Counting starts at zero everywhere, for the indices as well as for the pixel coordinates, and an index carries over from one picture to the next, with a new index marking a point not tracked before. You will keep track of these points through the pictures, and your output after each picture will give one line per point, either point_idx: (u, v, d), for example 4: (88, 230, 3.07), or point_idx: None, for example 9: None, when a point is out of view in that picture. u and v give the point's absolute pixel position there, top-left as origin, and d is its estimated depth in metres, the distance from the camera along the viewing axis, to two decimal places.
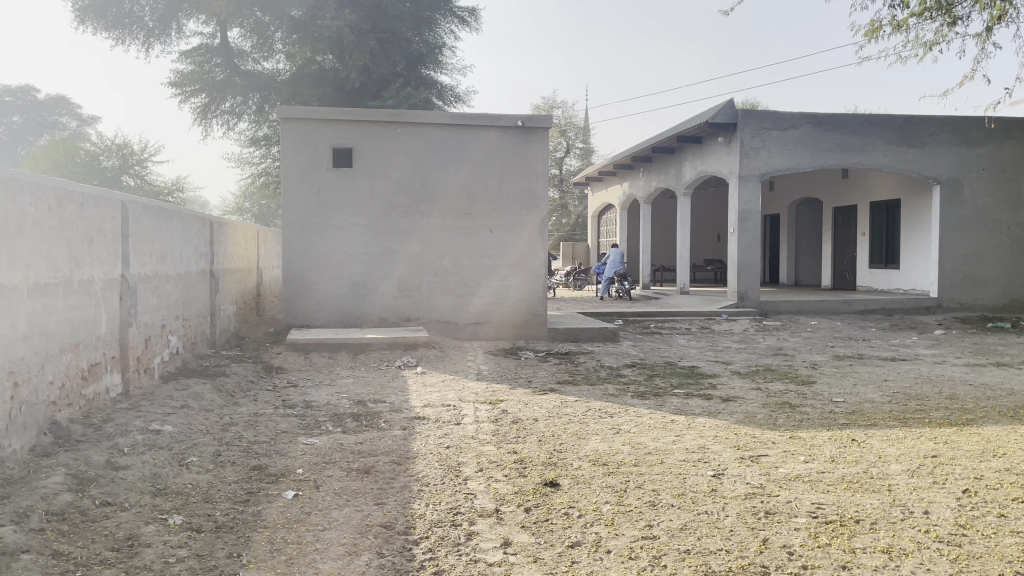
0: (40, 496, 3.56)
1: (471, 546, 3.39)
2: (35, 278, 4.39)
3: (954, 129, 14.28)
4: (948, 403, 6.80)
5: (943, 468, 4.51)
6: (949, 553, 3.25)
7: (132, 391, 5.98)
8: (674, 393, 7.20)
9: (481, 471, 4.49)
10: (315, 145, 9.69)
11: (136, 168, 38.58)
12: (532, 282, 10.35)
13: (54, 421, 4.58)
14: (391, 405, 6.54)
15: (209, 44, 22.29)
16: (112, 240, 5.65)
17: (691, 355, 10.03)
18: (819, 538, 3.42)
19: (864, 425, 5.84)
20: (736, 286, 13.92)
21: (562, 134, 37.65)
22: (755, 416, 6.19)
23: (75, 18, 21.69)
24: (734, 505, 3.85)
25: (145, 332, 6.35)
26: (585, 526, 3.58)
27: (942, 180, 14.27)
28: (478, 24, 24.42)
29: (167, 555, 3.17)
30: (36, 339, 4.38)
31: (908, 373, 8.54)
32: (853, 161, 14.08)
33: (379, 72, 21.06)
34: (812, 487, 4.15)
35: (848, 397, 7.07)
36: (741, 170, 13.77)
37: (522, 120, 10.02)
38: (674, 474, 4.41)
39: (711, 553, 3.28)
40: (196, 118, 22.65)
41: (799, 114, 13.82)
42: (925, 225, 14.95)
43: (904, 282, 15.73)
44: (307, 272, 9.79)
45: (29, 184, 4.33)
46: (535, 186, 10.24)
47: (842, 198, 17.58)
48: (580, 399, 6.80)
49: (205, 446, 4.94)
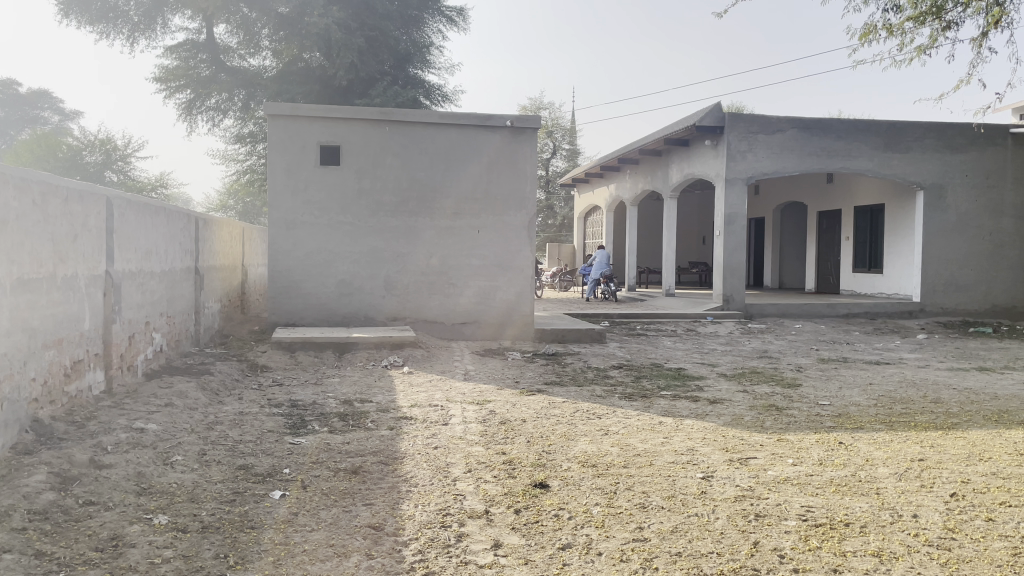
0: (21, 495, 3.50)
1: (461, 547, 3.37)
2: (18, 273, 4.32)
3: (939, 135, 14.41)
4: (933, 406, 6.86)
5: (929, 471, 4.53)
6: (939, 557, 3.26)
7: (116, 389, 5.90)
8: (662, 395, 7.21)
9: (469, 472, 4.46)
10: (302, 141, 9.62)
11: (119, 164, 38.30)
12: (520, 282, 10.33)
13: (36, 419, 4.51)
14: (377, 404, 6.49)
15: (195, 40, 22.17)
16: (97, 235, 5.58)
17: (677, 356, 10.04)
18: (810, 541, 3.42)
19: (851, 427, 5.87)
20: (721, 288, 13.96)
21: (548, 135, 37.70)
22: (743, 418, 6.21)
23: (59, 12, 21.49)
24: (725, 507, 3.85)
25: (128, 329, 6.27)
26: (575, 528, 3.57)
27: (926, 186, 14.39)
28: (466, 23, 24.37)
29: (153, 556, 3.12)
30: (19, 335, 4.32)
31: (893, 376, 8.62)
32: (840, 166, 14.16)
33: (366, 70, 20.97)
34: (801, 490, 4.15)
35: (834, 400, 7.13)
36: (728, 173, 13.80)
37: (510, 120, 9.99)
38: (664, 475, 4.40)
39: (702, 556, 3.27)
40: (181, 114, 22.48)
41: (785, 118, 13.89)
42: (909, 230, 15.07)
43: (887, 286, 15.84)
44: (293, 270, 9.72)
45: (13, 177, 4.25)
46: (524, 186, 10.23)
47: (827, 202, 17.67)
48: (568, 400, 6.79)
49: (190, 445, 4.88)
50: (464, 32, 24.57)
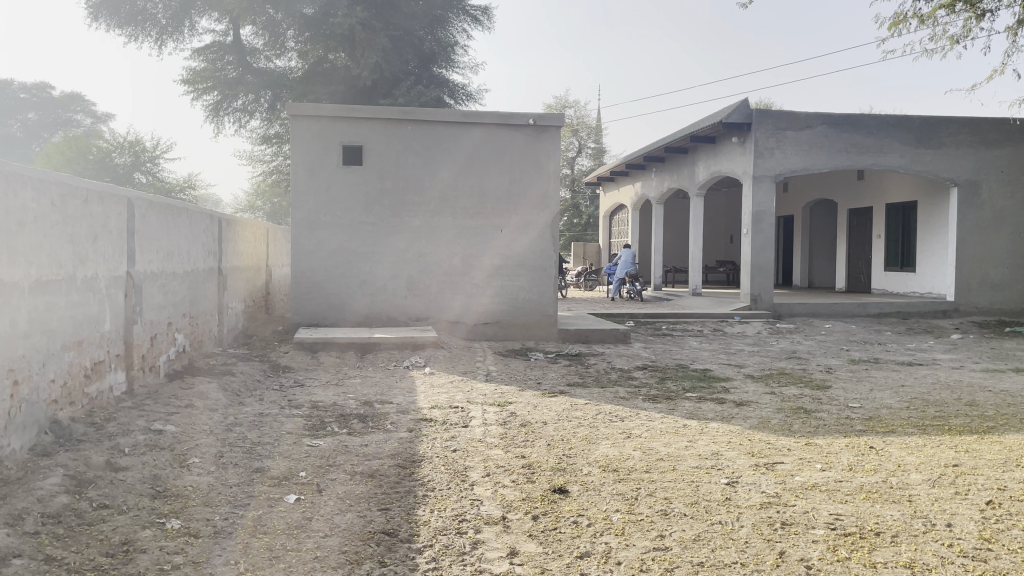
0: (35, 498, 3.47)
1: (476, 556, 3.28)
2: (36, 275, 4.31)
3: (973, 130, 14.09)
4: (967, 409, 6.65)
5: (965, 478, 4.37)
6: (974, 569, 3.12)
7: (136, 390, 5.91)
8: (686, 397, 7.07)
9: (488, 476, 4.38)
10: (324, 142, 9.60)
11: (149, 165, 38.62)
12: (543, 282, 10.22)
13: (55, 419, 4.50)
14: (398, 406, 6.44)
15: (221, 41, 22.39)
16: (118, 236, 5.57)
17: (703, 357, 9.89)
18: (838, 551, 3.29)
19: (883, 431, 5.70)
20: (749, 288, 13.75)
21: (574, 134, 37.64)
22: (770, 421, 6.07)
23: (88, 15, 21.79)
24: (749, 515, 3.73)
25: (150, 329, 6.28)
26: (594, 536, 3.47)
27: (960, 182, 14.08)
28: (490, 22, 24.25)
29: (163, 563, 3.07)
30: (37, 337, 4.30)
31: (926, 378, 8.40)
32: (871, 163, 13.88)
33: (391, 70, 20.99)
34: (830, 496, 4.02)
35: (865, 402, 6.92)
36: (755, 170, 13.59)
37: (533, 118, 9.88)
38: (687, 481, 4.28)
39: (725, 566, 3.16)
40: (208, 115, 22.68)
41: (814, 114, 13.65)
42: (942, 228, 14.73)
43: (919, 284, 15.52)
44: (316, 270, 9.71)
45: (32, 178, 4.23)
46: (548, 186, 10.12)
47: (858, 199, 17.34)
48: (590, 402, 6.68)
49: (207, 447, 4.85)
50: (489, 31, 24.48)
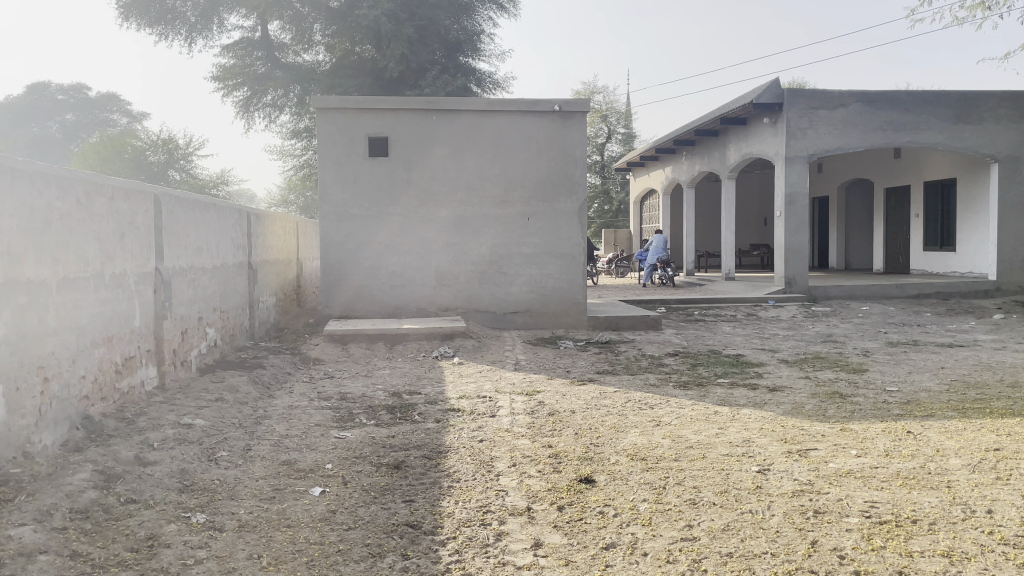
0: (64, 493, 3.49)
1: (500, 548, 3.24)
2: (64, 272, 4.33)
3: (1014, 104, 13.72)
4: (1010, 391, 6.45)
5: (1006, 462, 4.22)
6: (1015, 557, 3.00)
7: (168, 384, 5.97)
8: (718, 383, 6.95)
9: (514, 467, 4.34)
10: (350, 134, 9.60)
11: (182, 162, 39.26)
12: (571, 270, 10.12)
13: (87, 415, 4.54)
14: (426, 396, 6.42)
15: (250, 37, 22.62)
16: (146, 233, 5.61)
17: (737, 342, 9.74)
18: (873, 540, 3.19)
19: (921, 415, 5.55)
20: (783, 270, 13.51)
21: (603, 120, 37.11)
22: (805, 406, 5.93)
23: (120, 15, 22.08)
24: (781, 503, 3.63)
25: (181, 324, 6.33)
26: (621, 527, 3.41)
27: (1001, 158, 13.70)
28: (517, 9, 24.09)
29: (186, 557, 3.08)
30: (66, 334, 4.33)
31: (967, 359, 8.16)
32: (909, 140, 13.55)
33: (416, 61, 21.04)
34: (865, 483, 3.91)
35: (902, 386, 6.77)
36: (788, 151, 13.34)
37: (558, 104, 9.77)
38: (717, 470, 4.19)
39: (755, 557, 3.07)
40: (239, 111, 22.92)
41: (848, 92, 13.35)
42: (982, 204, 14.34)
43: (958, 264, 15.14)
44: (344, 262, 9.72)
45: (58, 177, 4.26)
46: (574, 171, 9.99)
47: (894, 178, 16.95)
48: (619, 390, 6.58)
49: (236, 441, 4.88)
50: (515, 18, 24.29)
